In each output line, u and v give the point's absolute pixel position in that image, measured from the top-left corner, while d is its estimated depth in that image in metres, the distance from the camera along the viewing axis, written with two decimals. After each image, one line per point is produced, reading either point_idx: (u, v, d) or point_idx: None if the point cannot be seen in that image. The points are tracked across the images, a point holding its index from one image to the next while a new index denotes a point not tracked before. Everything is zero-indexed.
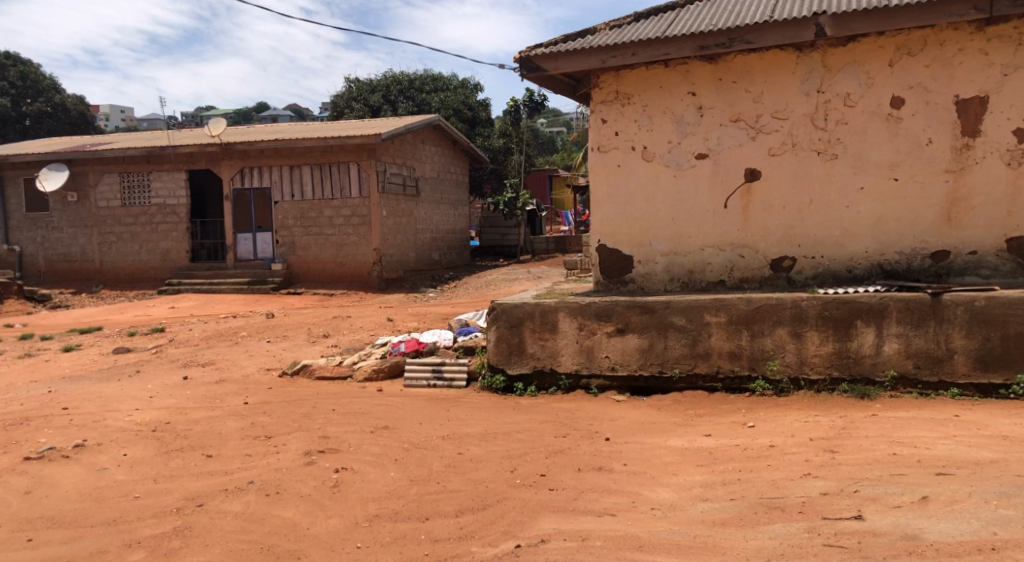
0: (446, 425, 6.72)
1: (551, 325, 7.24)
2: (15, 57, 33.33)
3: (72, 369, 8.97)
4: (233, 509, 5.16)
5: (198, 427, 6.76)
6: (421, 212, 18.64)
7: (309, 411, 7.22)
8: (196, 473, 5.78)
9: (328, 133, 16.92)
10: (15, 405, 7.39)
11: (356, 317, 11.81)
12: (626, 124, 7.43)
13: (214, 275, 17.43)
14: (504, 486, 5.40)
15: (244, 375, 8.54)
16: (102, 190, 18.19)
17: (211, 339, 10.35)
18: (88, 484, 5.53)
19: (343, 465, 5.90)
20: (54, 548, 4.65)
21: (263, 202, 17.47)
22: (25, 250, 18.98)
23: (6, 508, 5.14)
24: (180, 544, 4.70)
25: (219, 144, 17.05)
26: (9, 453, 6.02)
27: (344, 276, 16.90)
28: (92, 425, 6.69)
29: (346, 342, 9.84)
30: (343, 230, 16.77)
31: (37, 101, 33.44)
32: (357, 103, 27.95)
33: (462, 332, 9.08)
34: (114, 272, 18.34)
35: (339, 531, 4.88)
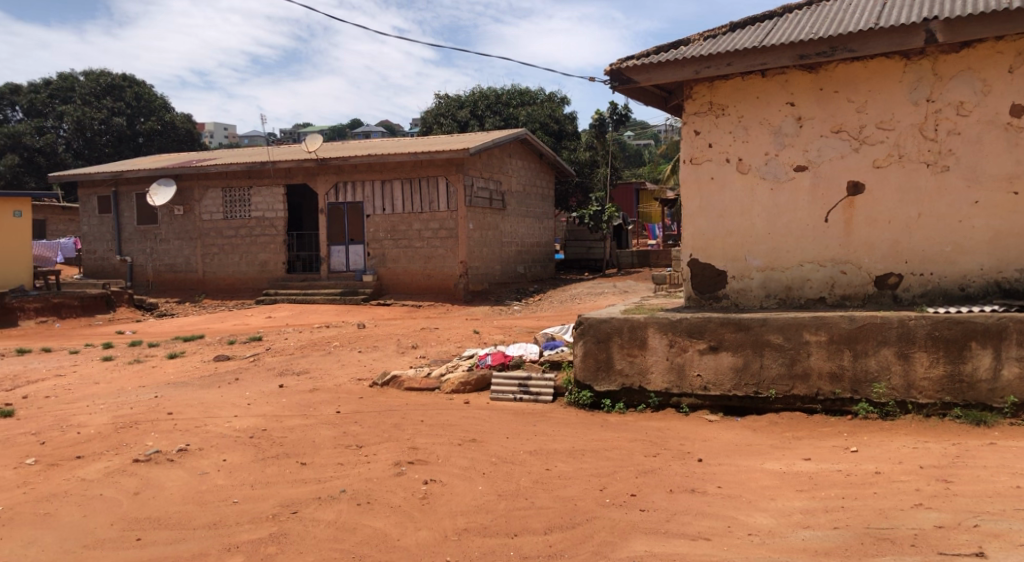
0: (534, 440, 6.68)
1: (640, 341, 7.11)
2: (131, 79, 35.51)
3: (176, 375, 9.38)
4: (326, 517, 5.26)
5: (293, 434, 6.95)
6: (508, 225, 18.75)
7: (398, 421, 7.31)
8: (290, 480, 5.92)
9: (418, 148, 17.24)
10: (125, 408, 7.78)
11: (443, 329, 11.95)
12: (721, 135, 7.25)
13: (308, 285, 17.99)
14: (593, 505, 5.31)
15: (336, 384, 8.74)
16: (206, 204, 19.08)
17: (306, 348, 10.66)
18: (192, 487, 5.75)
19: (432, 477, 5.94)
20: (160, 548, 4.82)
21: (355, 215, 17.91)
22: (135, 261, 20.07)
23: (117, 507, 5.38)
24: (276, 551, 4.81)
25: (314, 160, 17.64)
26: (120, 455, 6.33)
27: (431, 288, 17.15)
28: (194, 430, 6.97)
29: (434, 354, 9.95)
30: (431, 242, 17.04)
31: (150, 119, 35.40)
32: (445, 119, 28.48)
33: (548, 346, 9.04)
34: (215, 282, 19.17)
35: (429, 543, 4.90)
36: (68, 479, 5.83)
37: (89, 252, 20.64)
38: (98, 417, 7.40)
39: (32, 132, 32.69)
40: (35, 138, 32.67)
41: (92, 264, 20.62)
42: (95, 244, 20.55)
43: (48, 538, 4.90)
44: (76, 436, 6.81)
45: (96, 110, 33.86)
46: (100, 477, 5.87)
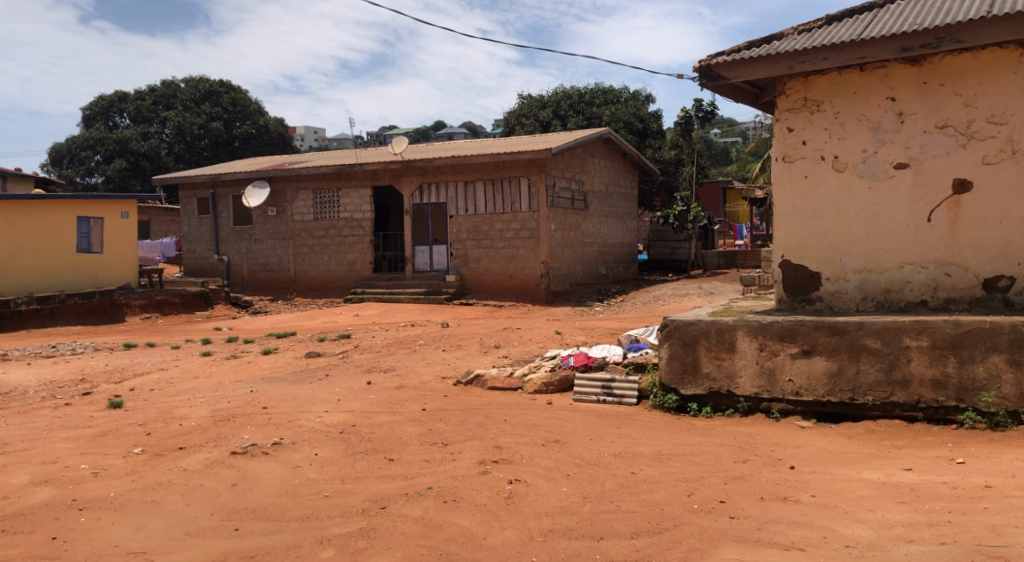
0: (619, 443, 6.62)
1: (728, 344, 6.95)
2: (228, 85, 37.15)
3: (271, 371, 9.73)
4: (413, 514, 5.34)
5: (381, 430, 7.10)
6: (590, 226, 18.65)
7: (482, 420, 7.37)
8: (378, 475, 6.04)
9: (501, 149, 17.35)
10: (223, 402, 8.11)
11: (526, 329, 11.97)
12: (815, 132, 7.01)
13: (394, 285, 18.35)
14: (680, 511, 5.22)
15: (421, 382, 8.88)
16: (298, 206, 19.71)
17: (392, 346, 10.87)
18: (286, 480, 5.94)
19: (516, 477, 5.96)
20: (257, 539, 4.99)
21: (438, 216, 18.17)
22: (232, 260, 20.92)
23: (217, 497, 5.61)
24: (366, 545, 4.92)
25: (400, 161, 17.99)
26: (218, 447, 6.59)
27: (513, 289, 17.22)
28: (288, 425, 7.20)
29: (517, 354, 9.98)
30: (513, 243, 17.12)
31: (245, 123, 36.90)
32: (527, 120, 28.62)
33: (632, 348, 8.93)
34: (306, 281, 19.78)
35: (515, 543, 4.91)
36: (172, 469, 6.10)
37: (189, 252, 21.64)
38: (198, 410, 7.74)
39: (138, 137, 34.42)
40: (140, 143, 34.41)
41: (192, 263, 21.61)
42: (195, 244, 21.53)
43: (154, 524, 5.13)
44: (179, 428, 7.14)
45: (195, 116, 35.43)
46: (200, 468, 6.12)
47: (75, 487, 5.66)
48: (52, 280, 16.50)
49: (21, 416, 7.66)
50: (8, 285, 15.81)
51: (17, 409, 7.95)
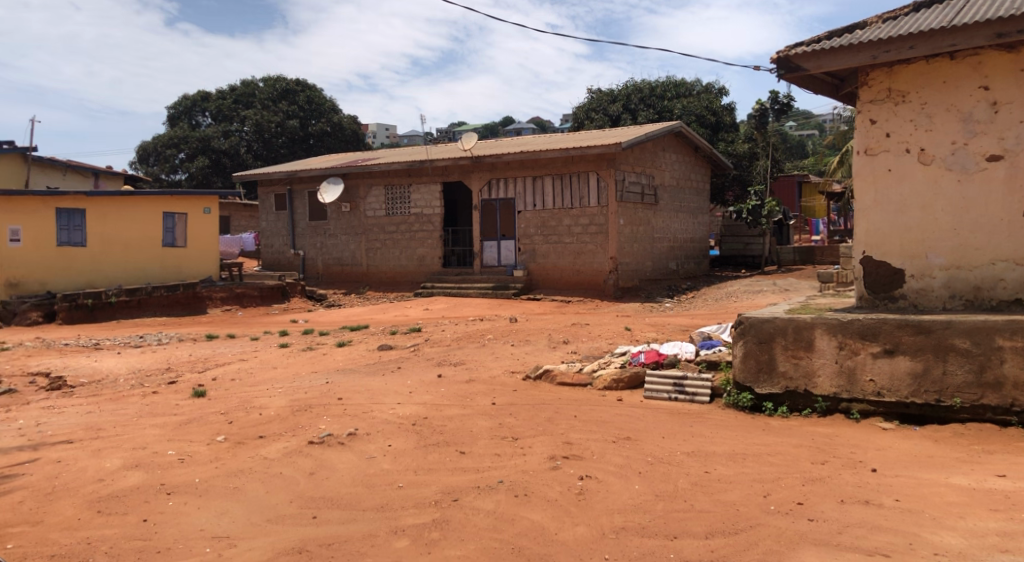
0: (691, 441, 6.53)
1: (806, 343, 6.78)
2: (304, 83, 38.08)
3: (345, 362, 9.95)
4: (485, 507, 5.39)
5: (452, 423, 7.18)
6: (660, 221, 18.43)
7: (552, 415, 7.37)
8: (450, 468, 6.12)
9: (570, 144, 17.30)
10: (300, 392, 8.33)
11: (595, 324, 11.91)
12: (900, 124, 6.76)
13: (463, 279, 18.52)
14: (756, 511, 5.12)
15: (491, 376, 8.94)
16: (370, 202, 20.08)
17: (462, 340, 10.98)
18: (360, 470, 6.07)
19: (587, 473, 5.94)
20: (334, 527, 5.10)
21: (507, 211, 18.24)
22: (307, 255, 21.46)
23: (296, 485, 5.77)
24: (440, 536, 4.98)
25: (470, 157, 18.13)
26: (296, 436, 6.78)
27: (581, 284, 17.16)
28: (361, 416, 7.35)
29: (586, 349, 9.94)
30: (581, 238, 17.05)
31: (319, 121, 37.74)
32: (596, 114, 28.46)
33: (705, 346, 8.80)
34: (377, 275, 20.13)
35: (587, 540, 4.90)
36: (253, 457, 6.31)
37: (267, 246, 22.30)
38: (276, 400, 7.98)
39: (219, 135, 35.61)
40: (221, 140, 35.60)
41: (270, 257, 22.26)
42: (273, 239, 22.17)
43: (237, 510, 5.31)
44: (259, 417, 7.37)
45: (273, 114, 36.45)
46: (280, 457, 6.31)
47: (164, 472, 5.91)
48: (140, 273, 17.21)
49: (112, 403, 8.03)
50: (101, 278, 16.60)
51: (109, 396, 8.35)
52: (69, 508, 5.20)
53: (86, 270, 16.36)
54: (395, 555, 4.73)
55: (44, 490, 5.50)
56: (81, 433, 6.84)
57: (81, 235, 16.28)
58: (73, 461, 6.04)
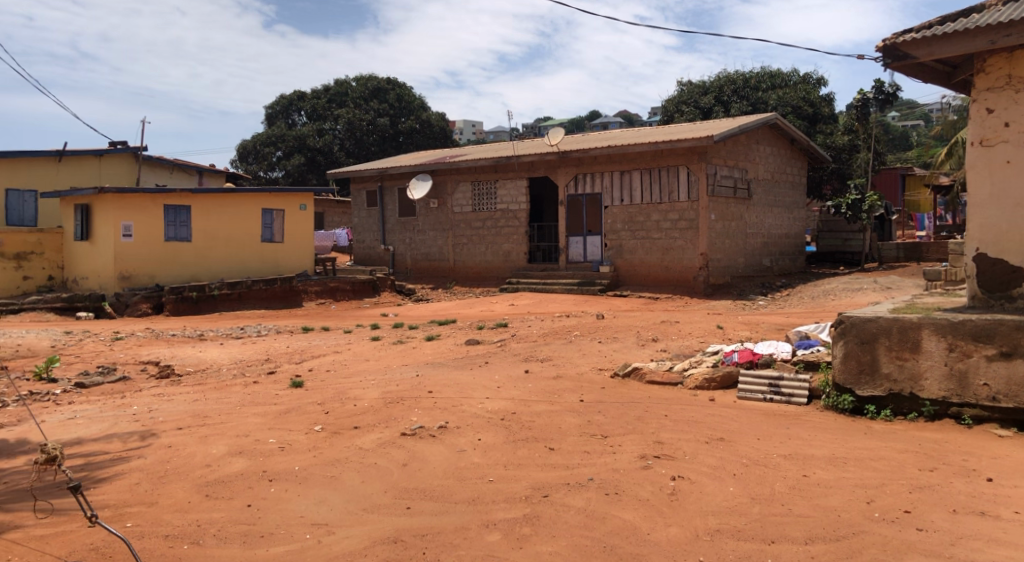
0: (788, 444, 6.33)
1: (912, 344, 6.50)
2: (395, 82, 38.85)
3: (434, 356, 10.10)
4: (576, 504, 5.37)
5: (541, 419, 7.18)
6: (753, 216, 17.94)
7: (642, 414, 7.28)
8: (540, 463, 6.13)
9: (659, 137, 17.06)
10: (391, 385, 8.51)
11: (685, 322, 11.69)
12: (1021, 112, 6.35)
13: (548, 275, 18.51)
14: (859, 518, 4.92)
15: (579, 373, 8.91)
16: (457, 198, 20.33)
17: (549, 337, 10.97)
18: (452, 463, 6.15)
19: (679, 473, 5.84)
20: (428, 518, 5.18)
21: (594, 206, 18.12)
22: (396, 250, 21.88)
23: (390, 476, 5.89)
24: (531, 532, 4.99)
25: (557, 152, 18.14)
26: (389, 428, 6.92)
27: (669, 281, 16.90)
28: (451, 409, 7.45)
29: (676, 348, 9.78)
30: (670, 234, 16.79)
31: (409, 118, 38.41)
32: (686, 107, 27.98)
33: (802, 346, 8.53)
34: (464, 270, 20.36)
35: (681, 541, 4.83)
36: (349, 447, 6.48)
37: (359, 242, 22.88)
38: (369, 392, 8.18)
39: (314, 134, 36.78)
40: (316, 139, 36.76)
41: (361, 252, 22.83)
42: (364, 234, 22.73)
43: (334, 499, 5.46)
44: (353, 408, 7.57)
45: (364, 112, 37.37)
46: (374, 447, 6.45)
47: (265, 459, 6.14)
48: (241, 267, 17.97)
49: (216, 392, 8.40)
50: (204, 271, 17.40)
51: (213, 385, 8.73)
52: (180, 491, 5.46)
53: (191, 264, 17.18)
54: (488, 549, 4.76)
55: (156, 472, 5.79)
56: (189, 419, 7.19)
57: (186, 230, 17.10)
58: (183, 447, 6.35)
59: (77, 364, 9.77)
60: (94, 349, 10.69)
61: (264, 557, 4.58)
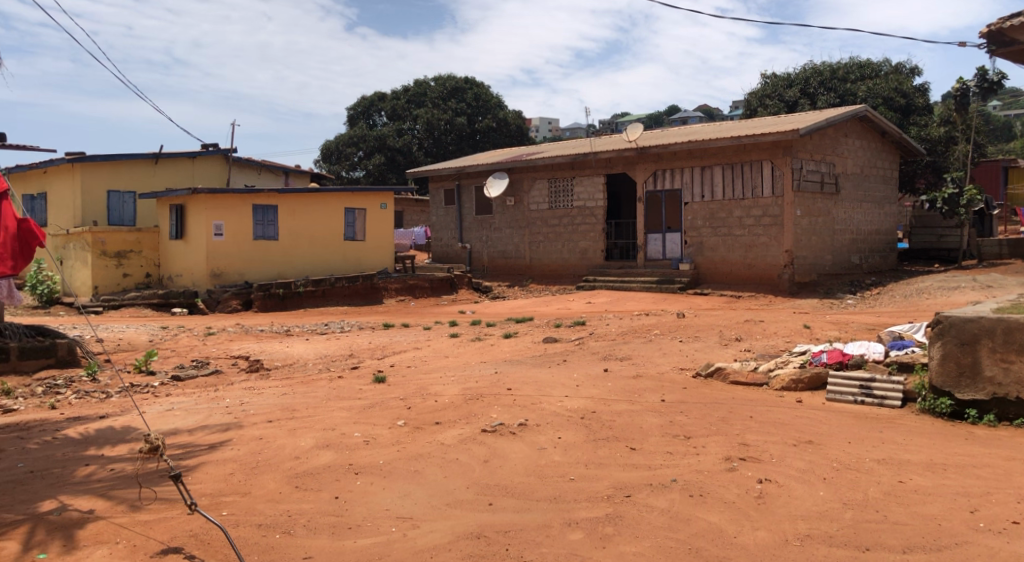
0: (881, 448, 6.08)
1: (1018, 346, 6.17)
2: (472, 81, 39.21)
3: (512, 353, 10.14)
4: (659, 505, 5.29)
5: (621, 419, 7.11)
6: (841, 212, 17.33)
7: (726, 415, 7.12)
8: (621, 463, 6.07)
9: (742, 132, 16.69)
10: (471, 381, 8.58)
11: (770, 321, 11.39)
12: None
13: (626, 273, 18.32)
14: (961, 528, 4.69)
15: (660, 372, 8.78)
16: (534, 195, 20.36)
17: (628, 335, 10.86)
18: (532, 460, 6.15)
19: (766, 476, 5.68)
20: (510, 515, 5.19)
21: (673, 203, 17.87)
22: (474, 248, 22.06)
23: (472, 471, 5.94)
24: (613, 531, 4.93)
25: (635, 148, 17.96)
26: (470, 424, 6.97)
27: (752, 279, 16.51)
28: (531, 407, 7.46)
29: (760, 348, 9.53)
30: (753, 230, 16.40)
31: (486, 117, 38.70)
32: (770, 100, 27.37)
33: (895, 346, 8.20)
34: (540, 268, 20.37)
35: (770, 545, 4.69)
36: (431, 442, 6.56)
37: (437, 240, 23.17)
38: (450, 388, 8.27)
39: (394, 134, 37.49)
40: (396, 139, 37.45)
41: (439, 250, 23.11)
42: (442, 232, 23.00)
43: (418, 493, 5.53)
44: (434, 403, 7.66)
45: (442, 112, 37.86)
46: (455, 443, 6.51)
47: (351, 453, 6.27)
48: (325, 265, 18.46)
49: (303, 386, 8.65)
50: (290, 269, 17.94)
51: (300, 380, 8.99)
52: (271, 482, 5.63)
53: (278, 262, 17.74)
54: (571, 547, 4.73)
55: (248, 463, 5.99)
56: (279, 412, 7.43)
57: (273, 229, 17.66)
58: (273, 439, 6.56)
59: (173, 358, 10.21)
60: (188, 344, 11.16)
61: (352, 548, 4.67)
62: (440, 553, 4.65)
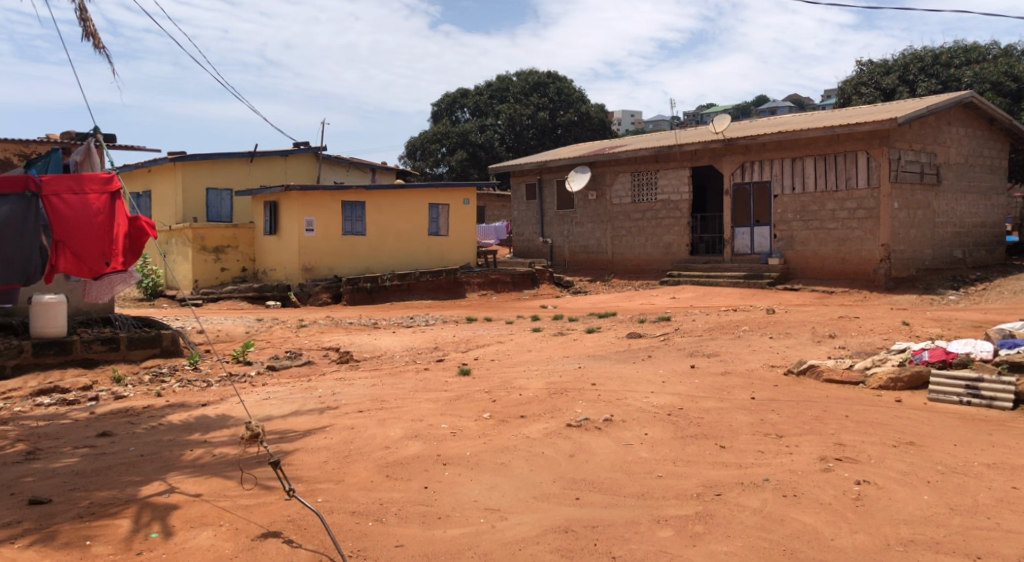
0: (990, 452, 5.77)
1: None
2: (555, 76, 39.22)
3: (596, 348, 10.09)
4: (752, 504, 5.16)
5: (710, 416, 6.98)
6: (942, 203, 16.51)
7: (819, 414, 6.89)
8: (710, 461, 5.95)
9: (835, 121, 16.12)
10: (555, 375, 8.59)
11: (866, 318, 10.96)
12: None
13: (712, 268, 17.94)
14: None
15: (749, 369, 8.57)
16: (617, 189, 20.20)
17: (715, 331, 10.64)
18: (619, 456, 6.10)
19: (865, 477, 5.46)
20: (598, 510, 5.16)
21: (762, 196, 17.41)
22: (555, 243, 22.03)
23: (558, 465, 5.93)
24: (704, 530, 4.84)
25: (722, 140, 17.62)
26: (555, 418, 6.97)
27: (845, 274, 15.96)
28: (616, 402, 7.40)
29: (856, 345, 9.19)
30: (847, 223, 15.83)
31: (568, 111, 38.61)
32: (867, 88, 26.61)
33: (1004, 345, 7.77)
34: (623, 263, 20.17)
35: (870, 549, 4.52)
36: (517, 435, 6.59)
37: (518, 235, 23.24)
38: (534, 382, 8.29)
39: (476, 130, 37.87)
40: (478, 135, 37.80)
41: (520, 245, 23.15)
42: (524, 228, 23.06)
43: (505, 485, 5.57)
44: (519, 397, 7.70)
45: (525, 107, 38.03)
46: (541, 437, 6.52)
47: (439, 444, 6.37)
48: (410, 260, 18.80)
49: (391, 377, 8.84)
50: (378, 264, 18.36)
51: (388, 371, 9.19)
52: (363, 471, 5.77)
53: (365, 257, 18.18)
54: (661, 544, 4.66)
55: (341, 452, 6.16)
56: (369, 403, 7.61)
57: (361, 225, 18.10)
58: (363, 429, 6.72)
59: (268, 348, 10.60)
60: (282, 335, 11.55)
61: (442, 538, 4.74)
62: (529, 546, 4.66)
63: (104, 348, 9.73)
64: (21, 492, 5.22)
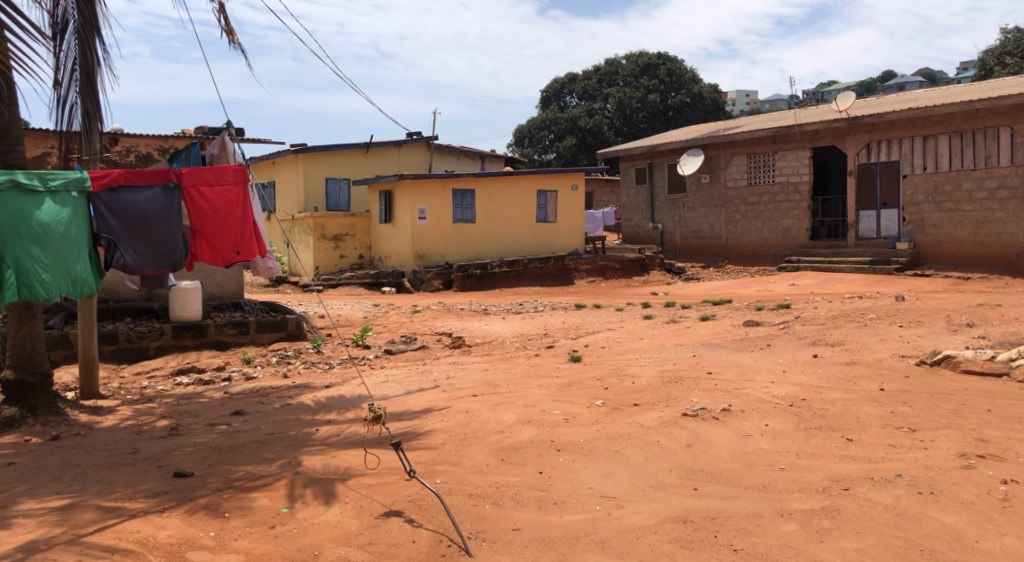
0: None
1: None
2: (665, 56, 38.42)
3: (711, 337, 9.82)
4: (883, 501, 4.88)
5: (835, 407, 6.66)
6: None
7: (957, 408, 6.45)
8: (838, 455, 5.67)
9: (974, 95, 15.14)
10: (669, 363, 8.45)
11: (1009, 305, 10.20)
12: None
13: (834, 253, 17.14)
14: None
15: (877, 359, 8.12)
16: (732, 171, 19.60)
17: (839, 319, 10.15)
18: (738, 447, 5.91)
19: (1012, 477, 5.06)
20: (718, 502, 5.01)
21: (889, 176, 16.48)
22: (665, 228, 21.58)
23: (675, 455, 5.80)
24: (831, 526, 4.62)
25: (845, 119, 16.76)
26: (670, 407, 6.83)
27: (984, 258, 14.92)
28: (734, 392, 7.16)
29: (998, 335, 8.55)
30: (986, 205, 14.82)
31: (680, 93, 37.73)
32: (1011, 58, 25.00)
33: None
34: (738, 248, 19.55)
35: (1020, 553, 4.22)
36: (630, 423, 6.49)
37: (627, 220, 22.91)
38: (648, 370, 8.17)
39: (585, 115, 37.62)
40: (586, 120, 37.52)
41: (630, 231, 22.82)
42: (633, 213, 22.70)
43: (620, 473, 5.50)
44: (632, 385, 7.59)
45: (635, 90, 37.48)
46: (656, 426, 6.39)
47: (552, 430, 6.37)
48: (518, 246, 18.94)
49: (503, 363, 8.92)
50: (486, 250, 18.60)
51: (500, 356, 9.28)
52: (479, 454, 5.85)
53: (475, 244, 18.45)
54: (785, 539, 4.49)
55: (457, 435, 6.27)
56: (483, 387, 7.70)
57: (471, 213, 18.36)
58: (478, 413, 6.81)
59: (385, 333, 10.92)
60: (398, 321, 11.87)
61: (559, 523, 4.74)
62: (646, 535, 4.59)
63: (234, 332, 10.29)
64: (167, 465, 5.58)
